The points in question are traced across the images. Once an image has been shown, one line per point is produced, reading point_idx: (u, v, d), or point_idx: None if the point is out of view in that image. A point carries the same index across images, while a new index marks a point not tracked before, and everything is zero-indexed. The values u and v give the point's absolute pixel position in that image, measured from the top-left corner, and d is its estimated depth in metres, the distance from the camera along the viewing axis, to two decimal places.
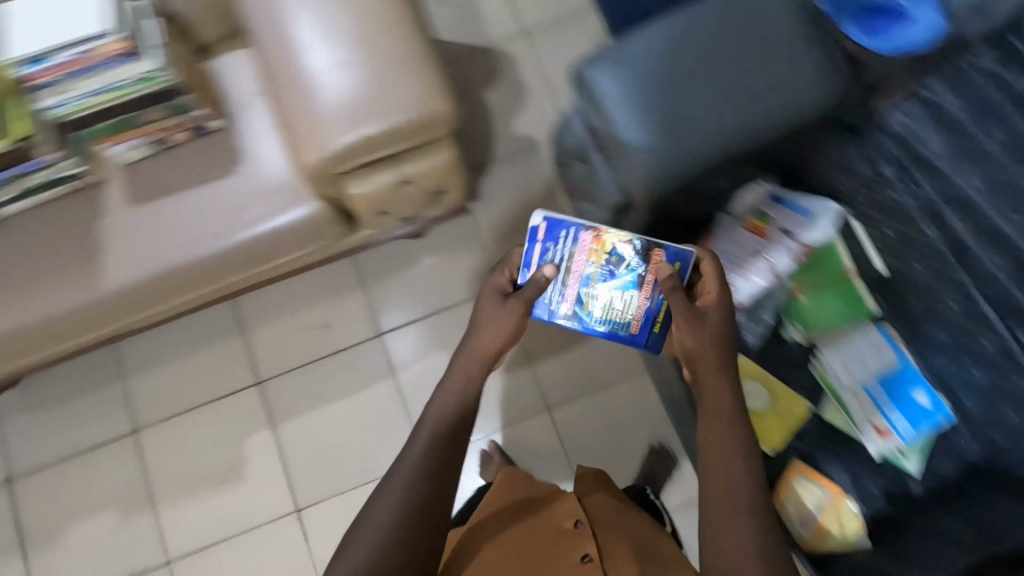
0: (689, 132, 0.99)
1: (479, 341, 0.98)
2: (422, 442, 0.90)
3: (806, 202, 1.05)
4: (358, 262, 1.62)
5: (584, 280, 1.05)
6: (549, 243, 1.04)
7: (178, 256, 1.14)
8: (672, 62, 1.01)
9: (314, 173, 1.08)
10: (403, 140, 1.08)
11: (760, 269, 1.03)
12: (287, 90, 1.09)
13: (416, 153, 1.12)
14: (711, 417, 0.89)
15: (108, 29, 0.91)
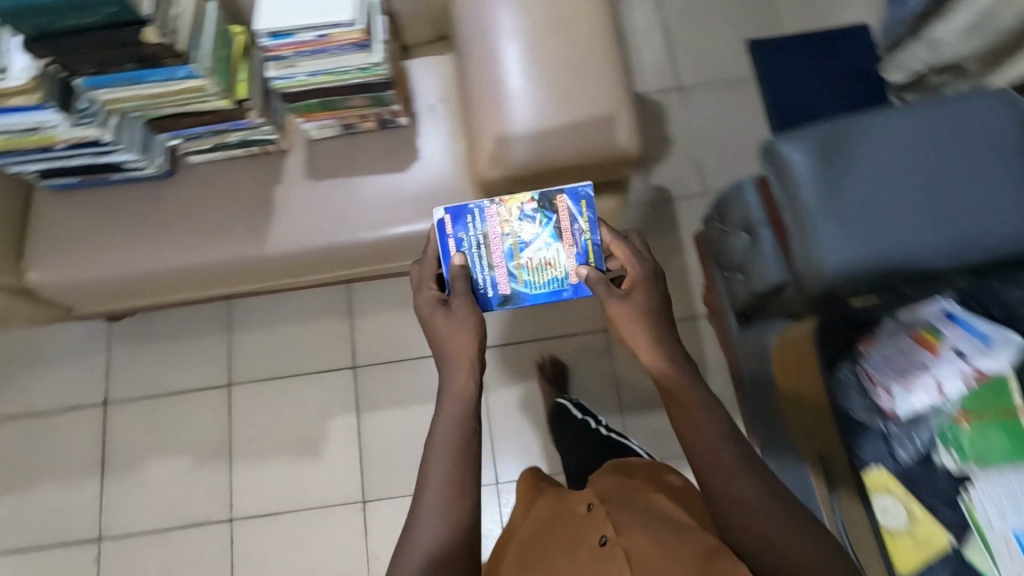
0: (878, 232, 0.98)
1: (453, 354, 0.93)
2: (438, 442, 0.85)
3: (985, 327, 0.95)
4: None
5: (506, 254, 1.04)
6: (460, 232, 1.04)
7: (335, 236, 1.18)
8: (871, 160, 1.02)
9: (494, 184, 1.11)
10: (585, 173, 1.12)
11: (926, 385, 0.95)
12: (479, 100, 1.11)
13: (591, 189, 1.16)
14: (678, 391, 0.87)
15: (356, 22, 0.96)
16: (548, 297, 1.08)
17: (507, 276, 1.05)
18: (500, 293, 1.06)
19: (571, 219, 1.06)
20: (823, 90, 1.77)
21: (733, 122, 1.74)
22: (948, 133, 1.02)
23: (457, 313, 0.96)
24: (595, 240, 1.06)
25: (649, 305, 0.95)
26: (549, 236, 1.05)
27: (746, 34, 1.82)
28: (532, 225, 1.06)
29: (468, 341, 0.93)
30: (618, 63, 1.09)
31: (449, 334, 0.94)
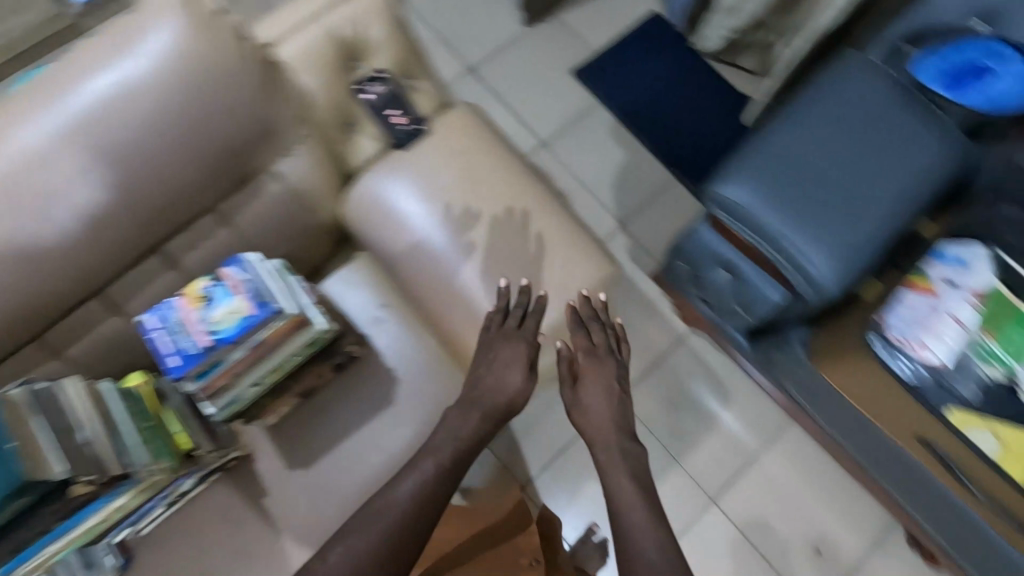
0: (846, 222, 1.04)
1: (503, 403, 0.98)
2: (409, 479, 0.92)
3: (955, 251, 1.08)
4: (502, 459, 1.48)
5: (200, 321, 0.80)
6: (157, 325, 0.80)
7: (358, 491, 1.02)
8: (802, 159, 1.08)
9: None
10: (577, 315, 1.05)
11: (948, 327, 1.05)
12: (438, 291, 1.02)
13: None
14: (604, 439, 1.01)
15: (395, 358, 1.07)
16: (248, 335, 0.81)
17: (214, 343, 0.80)
18: (203, 358, 0.79)
19: (255, 267, 0.84)
20: (660, 81, 1.85)
21: (605, 150, 1.79)
22: (850, 97, 1.10)
23: (514, 332, 0.98)
24: (269, 281, 0.84)
25: (612, 384, 1.03)
26: (223, 294, 0.81)
27: (567, 69, 1.87)
28: (212, 294, 0.82)
29: (512, 396, 0.98)
30: (543, 192, 1.06)
31: (500, 389, 0.98)
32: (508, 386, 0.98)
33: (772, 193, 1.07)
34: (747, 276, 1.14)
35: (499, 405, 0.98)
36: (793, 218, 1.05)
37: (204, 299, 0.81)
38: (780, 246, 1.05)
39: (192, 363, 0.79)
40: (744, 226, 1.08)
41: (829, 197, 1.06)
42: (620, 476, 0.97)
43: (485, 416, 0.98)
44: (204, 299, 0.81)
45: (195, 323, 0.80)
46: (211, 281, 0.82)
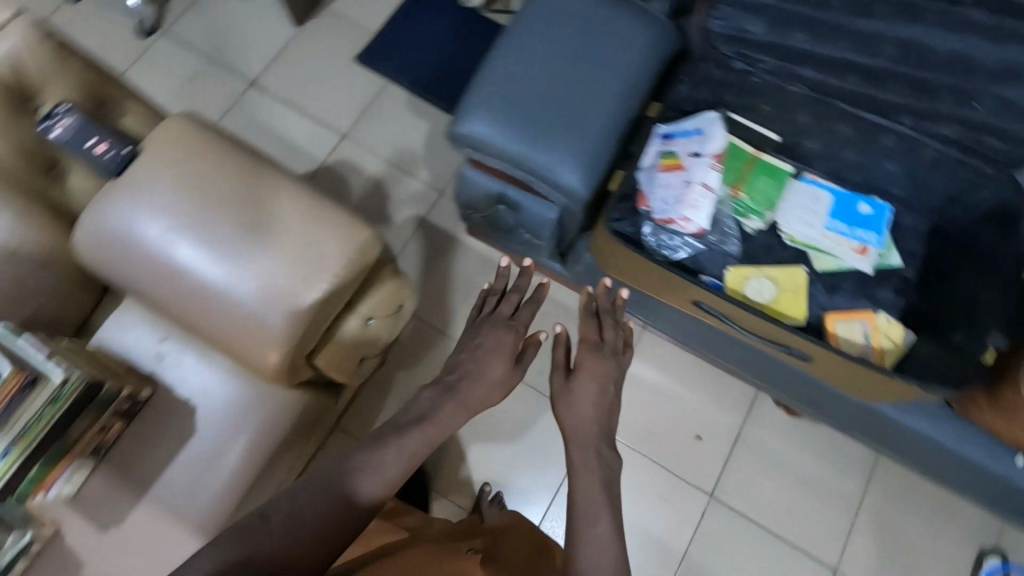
0: (577, 127, 1.07)
1: (496, 384, 0.86)
2: (385, 453, 0.75)
3: (691, 124, 1.15)
4: None
5: None
6: None
7: (184, 533, 0.99)
8: (524, 80, 1.10)
9: (289, 368, 1.01)
10: (353, 286, 1.02)
11: (699, 193, 1.11)
12: (199, 306, 0.98)
13: (366, 294, 1.08)
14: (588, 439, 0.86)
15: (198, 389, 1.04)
16: None
17: None
18: None
19: None
20: (443, 43, 1.84)
21: (407, 125, 1.78)
22: (552, 8, 1.13)
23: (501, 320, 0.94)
24: None
25: (605, 382, 0.92)
26: None
27: (349, 57, 1.84)
28: None
29: (502, 388, 0.87)
30: (282, 177, 1.04)
31: (479, 378, 0.85)
32: (495, 376, 0.86)
33: (506, 117, 1.08)
34: (520, 203, 1.16)
35: (479, 400, 0.85)
36: (531, 136, 1.07)
37: None
38: (527, 166, 1.07)
39: None
40: (493, 157, 1.10)
41: (559, 106, 1.08)
42: (591, 477, 0.81)
43: (466, 409, 0.83)
44: None
45: None
46: None
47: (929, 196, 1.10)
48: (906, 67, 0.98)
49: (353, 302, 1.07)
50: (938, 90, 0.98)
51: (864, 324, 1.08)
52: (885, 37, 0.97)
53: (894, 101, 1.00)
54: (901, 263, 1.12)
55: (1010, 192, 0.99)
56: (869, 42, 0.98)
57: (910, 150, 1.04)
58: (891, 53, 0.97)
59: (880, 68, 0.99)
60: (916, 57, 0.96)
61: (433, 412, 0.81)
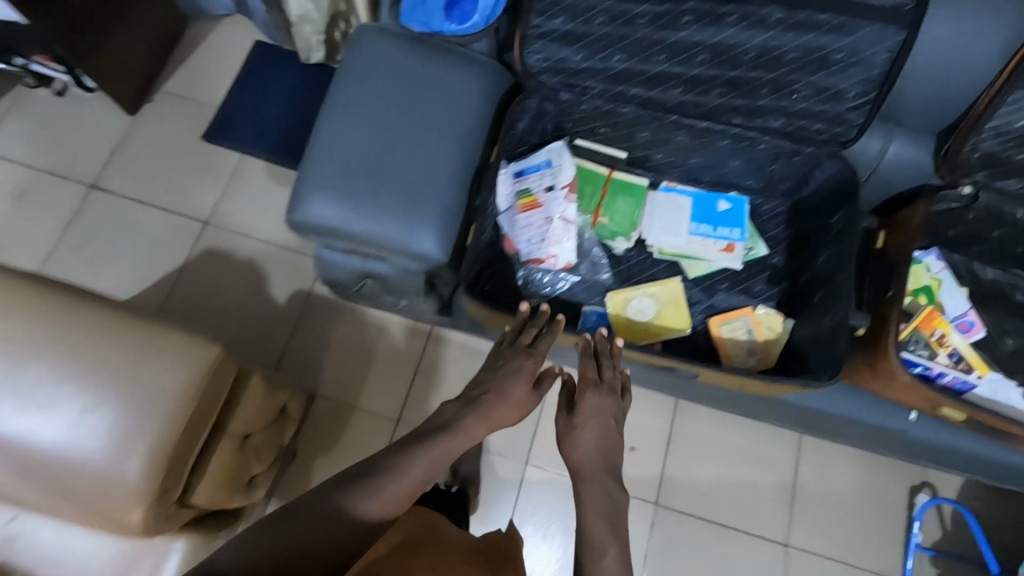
0: (420, 192, 1.04)
1: (510, 408, 0.83)
2: (412, 461, 0.74)
3: (538, 157, 1.13)
4: None
5: None
6: None
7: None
8: (356, 152, 1.04)
9: (157, 523, 0.89)
10: (213, 410, 0.93)
11: (559, 227, 1.09)
12: (29, 479, 0.85)
13: (233, 410, 0.97)
14: (594, 476, 0.80)
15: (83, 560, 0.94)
16: None
17: None
18: None
19: None
20: (294, 103, 1.75)
21: (273, 196, 1.68)
22: (371, 71, 1.07)
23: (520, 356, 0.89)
24: None
25: (607, 419, 0.85)
26: None
27: (196, 137, 1.73)
28: None
29: (517, 410, 0.84)
30: (105, 309, 0.92)
31: (501, 397, 0.83)
32: (512, 398, 0.83)
33: (347, 194, 1.02)
34: (385, 275, 1.11)
35: (501, 418, 0.83)
36: (377, 209, 1.02)
37: None
38: (379, 241, 1.02)
39: None
40: (343, 238, 1.04)
41: (398, 172, 1.04)
42: (597, 510, 0.75)
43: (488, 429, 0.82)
44: None
45: None
46: None
47: (777, 182, 1.12)
48: (717, 71, 0.99)
49: (219, 423, 0.96)
50: (756, 85, 0.99)
51: (745, 321, 1.09)
52: (691, 46, 0.98)
53: (718, 104, 1.02)
54: (768, 251, 1.14)
55: (841, 168, 1.02)
56: (679, 52, 0.99)
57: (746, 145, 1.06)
58: (701, 61, 0.99)
59: (698, 74, 1.00)
60: (725, 60, 0.98)
61: (460, 429, 0.79)
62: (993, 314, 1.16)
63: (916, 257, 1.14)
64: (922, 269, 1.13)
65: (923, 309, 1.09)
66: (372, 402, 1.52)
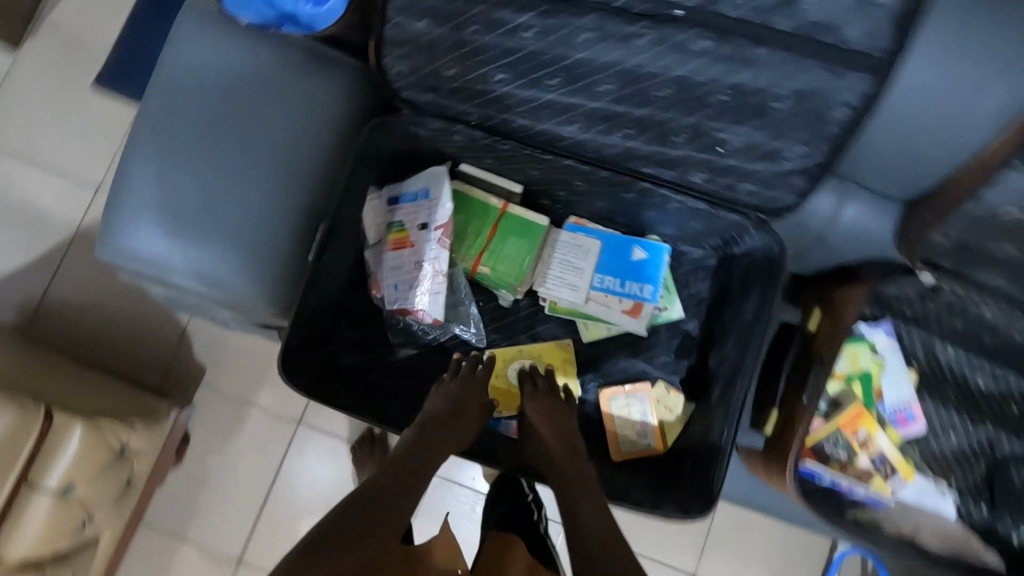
0: (258, 231, 0.84)
1: (467, 421, 0.74)
2: (398, 482, 0.63)
3: (415, 184, 0.93)
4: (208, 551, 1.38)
5: None
6: None
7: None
8: (178, 172, 0.84)
9: None
10: (12, 472, 0.87)
11: (427, 276, 0.91)
12: None
13: (45, 463, 0.90)
14: (572, 463, 0.70)
15: None
16: None
17: None
18: None
19: None
20: None
21: None
22: (202, 71, 0.85)
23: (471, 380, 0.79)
24: None
25: (565, 426, 0.75)
26: None
27: (83, 82, 1.49)
28: None
29: (476, 429, 0.76)
30: None
31: (464, 416, 0.75)
32: (467, 411, 0.75)
33: (173, 227, 0.83)
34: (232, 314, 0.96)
35: (460, 436, 0.73)
36: (209, 249, 0.83)
37: None
38: (210, 290, 0.84)
39: None
40: (170, 282, 0.85)
41: (234, 206, 0.84)
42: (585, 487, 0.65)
43: (457, 438, 0.72)
44: None
45: None
46: None
47: (702, 235, 0.91)
48: (622, 107, 0.75)
49: (27, 477, 0.90)
50: (674, 131, 0.76)
51: (639, 396, 0.94)
52: (585, 76, 0.74)
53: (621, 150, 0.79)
54: (683, 313, 0.96)
55: (771, 241, 0.80)
56: (572, 80, 0.75)
57: (660, 198, 0.84)
58: (600, 94, 0.75)
59: (601, 109, 0.76)
60: (632, 94, 0.74)
61: (429, 449, 0.69)
62: (940, 403, 0.98)
63: (858, 335, 0.95)
64: (864, 349, 0.94)
65: (850, 404, 0.92)
66: (269, 400, 1.43)
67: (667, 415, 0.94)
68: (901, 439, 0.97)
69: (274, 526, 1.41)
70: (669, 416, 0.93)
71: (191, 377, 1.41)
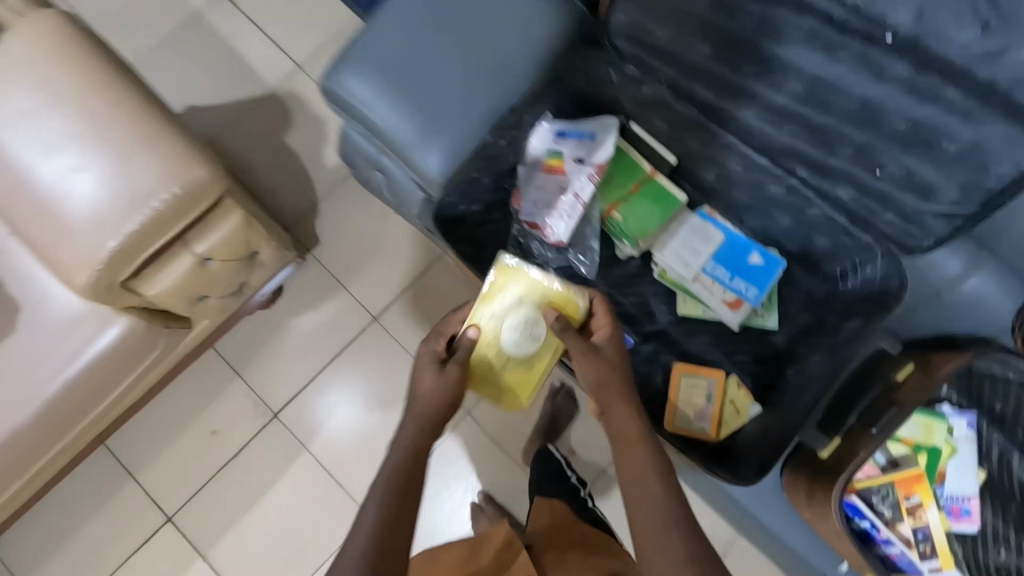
0: (458, 109, 0.94)
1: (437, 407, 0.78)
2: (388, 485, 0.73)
3: (586, 126, 1.04)
4: (254, 393, 1.52)
5: None
6: None
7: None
8: (412, 40, 0.95)
9: (97, 294, 0.98)
10: (181, 219, 0.99)
11: (568, 202, 1.01)
12: (27, 218, 0.98)
13: (203, 228, 1.04)
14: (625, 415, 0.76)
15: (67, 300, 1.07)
16: None
17: None
18: None
19: None
20: None
21: None
22: None
23: (449, 384, 0.79)
24: None
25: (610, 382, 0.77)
26: None
27: None
28: None
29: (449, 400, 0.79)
30: (122, 89, 1.00)
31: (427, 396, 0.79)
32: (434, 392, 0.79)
33: (393, 79, 0.94)
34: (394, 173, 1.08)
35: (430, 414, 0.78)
36: (414, 107, 0.94)
37: None
38: (400, 141, 0.95)
39: None
40: (368, 124, 0.97)
41: (448, 80, 0.94)
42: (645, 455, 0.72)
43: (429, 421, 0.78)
44: None
45: None
46: None
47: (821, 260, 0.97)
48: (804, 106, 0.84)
49: (186, 235, 1.04)
50: (840, 142, 0.84)
51: (710, 380, 0.99)
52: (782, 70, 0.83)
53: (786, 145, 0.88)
54: (777, 326, 1.01)
55: None
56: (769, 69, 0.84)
57: None
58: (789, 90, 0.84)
59: (783, 104, 0.86)
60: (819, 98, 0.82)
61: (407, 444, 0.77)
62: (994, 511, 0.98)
63: (941, 411, 0.96)
64: (941, 427, 0.95)
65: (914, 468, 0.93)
66: (358, 291, 1.57)
67: (730, 403, 0.97)
68: (949, 529, 0.95)
69: (317, 398, 1.53)
70: (731, 405, 0.97)
71: (303, 245, 1.58)
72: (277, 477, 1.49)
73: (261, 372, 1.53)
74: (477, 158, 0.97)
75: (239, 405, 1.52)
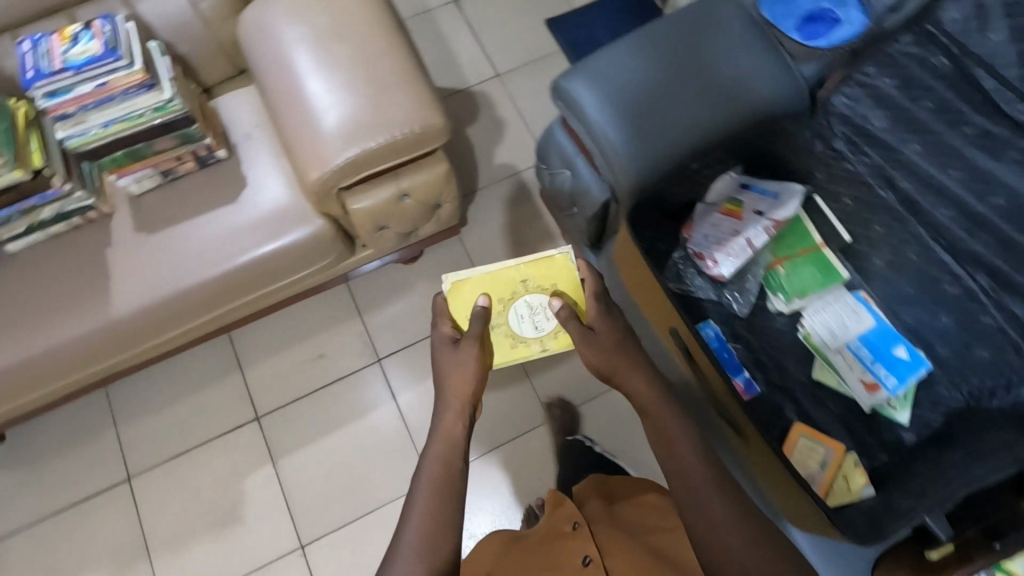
0: (670, 133, 1.02)
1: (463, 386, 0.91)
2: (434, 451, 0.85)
3: (771, 186, 1.12)
4: (367, 334, 1.64)
5: (63, 52, 1.03)
6: (27, 52, 1.04)
7: (179, 284, 1.17)
8: (645, 67, 1.05)
9: (320, 192, 1.14)
10: (405, 153, 1.15)
11: (739, 243, 1.09)
12: (287, 115, 1.16)
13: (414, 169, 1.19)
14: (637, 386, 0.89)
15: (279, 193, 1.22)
16: (88, 63, 1.03)
17: (61, 72, 1.02)
18: (50, 73, 1.02)
19: (112, 29, 1.06)
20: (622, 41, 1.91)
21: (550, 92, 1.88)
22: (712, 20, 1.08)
23: (466, 357, 0.94)
24: (108, 32, 1.05)
25: (621, 355, 0.91)
26: (86, 39, 1.04)
27: (540, 15, 1.97)
28: (83, 44, 1.04)
29: (476, 373, 0.93)
30: (397, 40, 1.18)
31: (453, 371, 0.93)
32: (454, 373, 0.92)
33: (617, 94, 1.04)
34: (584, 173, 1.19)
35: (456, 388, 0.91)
36: (632, 119, 1.02)
37: (70, 37, 1.05)
38: (610, 144, 1.03)
39: (46, 76, 1.02)
40: (581, 125, 1.06)
41: (666, 107, 1.03)
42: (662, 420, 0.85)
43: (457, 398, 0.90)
44: (68, 39, 1.04)
45: (62, 55, 1.03)
46: (81, 25, 1.06)
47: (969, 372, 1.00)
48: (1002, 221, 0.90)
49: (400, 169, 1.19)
50: None
51: (826, 448, 1.02)
52: (990, 183, 0.91)
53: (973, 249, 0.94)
54: (906, 421, 1.02)
55: None
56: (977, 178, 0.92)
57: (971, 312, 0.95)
58: (991, 203, 0.91)
59: (980, 213, 0.92)
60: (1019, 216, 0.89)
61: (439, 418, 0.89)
62: None
63: None
64: None
65: None
66: None
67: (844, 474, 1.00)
68: None
69: (419, 359, 1.63)
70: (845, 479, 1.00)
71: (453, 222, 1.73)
72: (361, 416, 1.58)
73: (380, 319, 1.65)
74: (673, 179, 1.07)
75: (351, 341, 1.64)
